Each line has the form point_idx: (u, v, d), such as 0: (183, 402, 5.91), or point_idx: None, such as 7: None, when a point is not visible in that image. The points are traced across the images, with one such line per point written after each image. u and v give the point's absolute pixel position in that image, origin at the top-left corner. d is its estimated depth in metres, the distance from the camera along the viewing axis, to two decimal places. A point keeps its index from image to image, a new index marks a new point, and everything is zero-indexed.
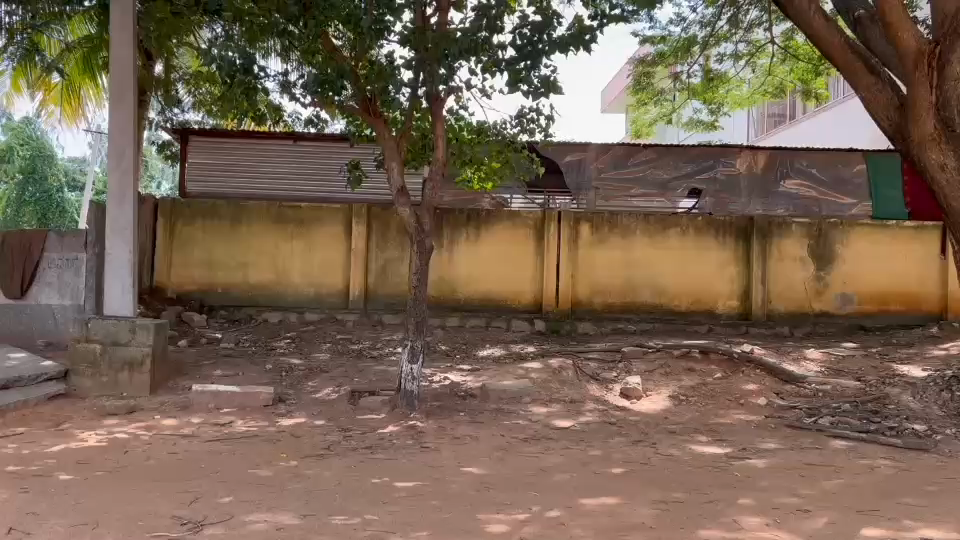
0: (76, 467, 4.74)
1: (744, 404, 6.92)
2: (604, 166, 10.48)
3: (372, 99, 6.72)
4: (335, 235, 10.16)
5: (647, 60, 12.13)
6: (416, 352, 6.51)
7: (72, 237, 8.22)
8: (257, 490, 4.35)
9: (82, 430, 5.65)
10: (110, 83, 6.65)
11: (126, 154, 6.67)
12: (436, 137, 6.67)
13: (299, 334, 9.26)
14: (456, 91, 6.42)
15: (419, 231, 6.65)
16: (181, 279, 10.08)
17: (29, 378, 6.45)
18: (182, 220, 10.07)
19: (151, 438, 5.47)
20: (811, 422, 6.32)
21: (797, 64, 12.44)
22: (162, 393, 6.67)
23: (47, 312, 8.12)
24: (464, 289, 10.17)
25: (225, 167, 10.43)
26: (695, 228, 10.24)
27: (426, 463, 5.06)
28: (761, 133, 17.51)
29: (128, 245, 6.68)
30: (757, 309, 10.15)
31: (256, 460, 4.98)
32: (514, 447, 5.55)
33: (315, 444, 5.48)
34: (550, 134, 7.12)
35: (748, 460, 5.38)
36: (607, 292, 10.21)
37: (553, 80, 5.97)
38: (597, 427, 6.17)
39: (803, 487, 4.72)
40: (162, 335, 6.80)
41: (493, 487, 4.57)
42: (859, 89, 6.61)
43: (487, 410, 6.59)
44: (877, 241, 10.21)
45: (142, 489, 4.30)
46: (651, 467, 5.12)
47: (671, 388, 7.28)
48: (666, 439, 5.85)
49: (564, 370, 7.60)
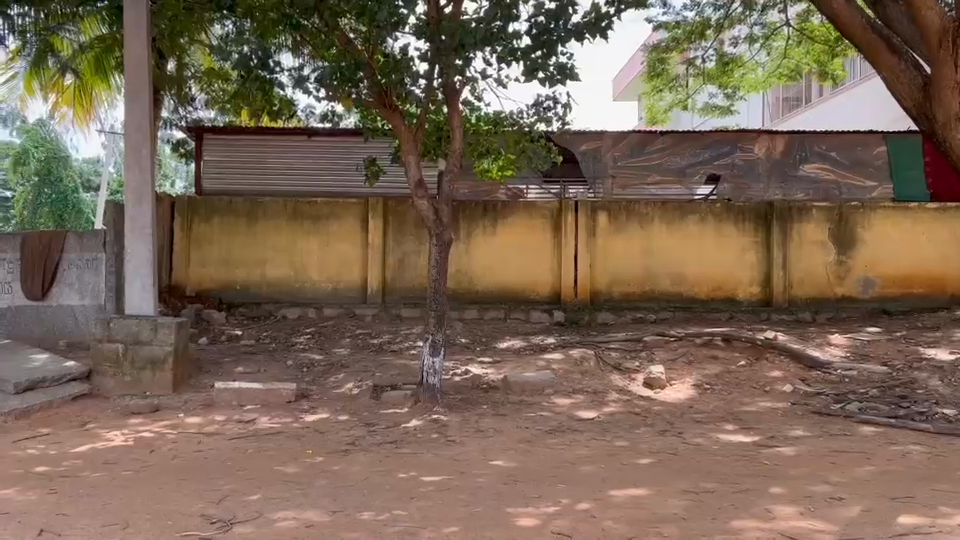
0: (103, 467, 4.73)
1: (769, 391, 6.86)
2: (620, 154, 10.39)
3: (387, 90, 6.60)
4: (352, 230, 10.14)
5: (661, 46, 12.03)
6: (437, 346, 6.51)
7: (91, 237, 8.19)
8: (284, 487, 4.33)
9: (107, 430, 5.66)
10: (126, 83, 6.65)
11: (142, 153, 6.67)
12: (452, 128, 6.60)
13: (319, 329, 9.26)
14: (473, 81, 6.38)
15: (437, 223, 6.62)
16: (199, 277, 10.10)
17: (52, 379, 6.43)
18: (199, 218, 10.08)
19: (176, 437, 5.47)
20: (838, 409, 6.25)
21: (813, 45, 12.32)
22: (185, 391, 6.68)
23: (67, 312, 8.16)
24: (482, 281, 10.14)
25: (240, 164, 10.43)
26: (713, 215, 10.14)
27: (452, 457, 5.03)
28: (777, 117, 17.35)
29: (149, 245, 6.67)
30: (778, 295, 10.06)
31: (283, 457, 4.96)
32: (540, 439, 5.51)
33: (340, 440, 5.46)
34: (568, 123, 7.04)
35: (777, 448, 5.33)
36: (626, 281, 10.15)
37: (570, 66, 5.95)
38: (623, 417, 6.13)
39: (835, 475, 4.66)
40: (183, 332, 6.78)
41: (521, 480, 4.53)
42: (881, 70, 6.50)
43: (510, 402, 6.54)
44: (899, 223, 10.09)
45: (170, 488, 4.29)
46: (680, 457, 5.07)
47: (694, 377, 7.22)
48: (692, 429, 5.80)
49: (586, 360, 7.56)
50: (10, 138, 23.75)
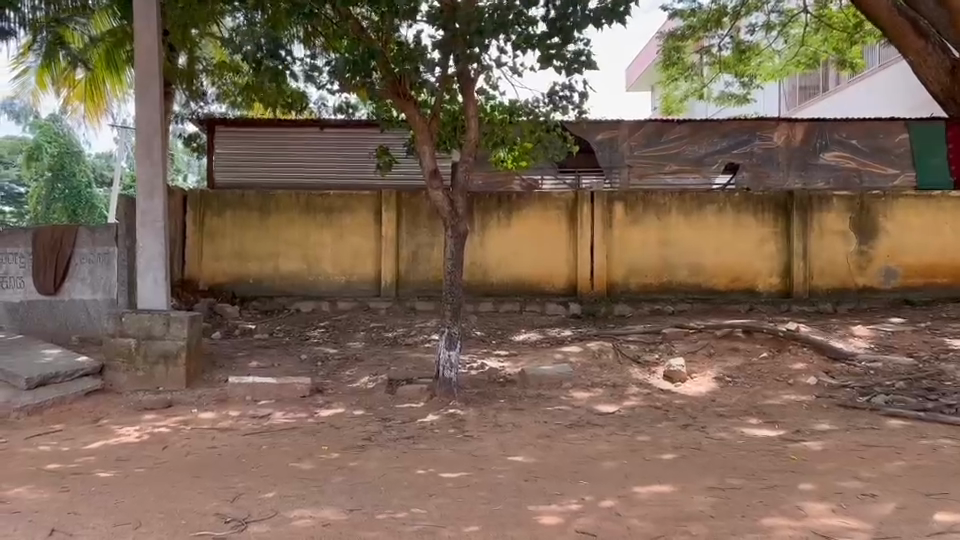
0: (115, 464, 4.65)
1: (793, 384, 6.70)
2: (637, 144, 9.93)
3: (400, 79, 6.43)
4: (365, 222, 10.06)
5: (676, 34, 11.82)
6: (453, 339, 6.40)
7: (104, 230, 8.12)
8: (300, 485, 4.23)
9: (120, 426, 5.58)
10: (135, 75, 6.55)
11: (153, 145, 6.59)
12: (467, 117, 6.47)
13: (333, 323, 9.18)
14: (488, 69, 6.27)
15: (452, 215, 6.49)
16: (213, 271, 10.04)
17: (65, 375, 6.35)
18: (212, 211, 10.02)
19: (190, 433, 5.38)
20: (863, 402, 6.10)
21: (831, 33, 12.12)
22: (199, 386, 6.60)
23: (80, 307, 8.10)
24: (496, 272, 10.03)
25: (249, 156, 10.20)
26: (732, 204, 10.02)
27: (470, 453, 4.92)
28: (794, 106, 17.11)
29: (160, 240, 6.60)
30: (798, 286, 9.92)
31: (298, 454, 4.87)
32: (559, 434, 5.39)
33: (355, 435, 5.35)
34: (584, 112, 6.89)
35: (803, 442, 5.19)
36: (643, 273, 10.03)
37: (587, 54, 5.83)
38: (643, 411, 6.00)
39: (865, 470, 4.53)
40: (197, 326, 6.69)
41: (541, 476, 4.41)
42: (906, 53, 6.39)
43: (528, 396, 6.43)
44: (921, 213, 9.95)
45: (184, 487, 4.20)
46: (705, 452, 4.94)
47: (715, 370, 7.08)
48: (715, 423, 5.66)
49: (604, 353, 7.44)
50: (24, 134, 23.83)
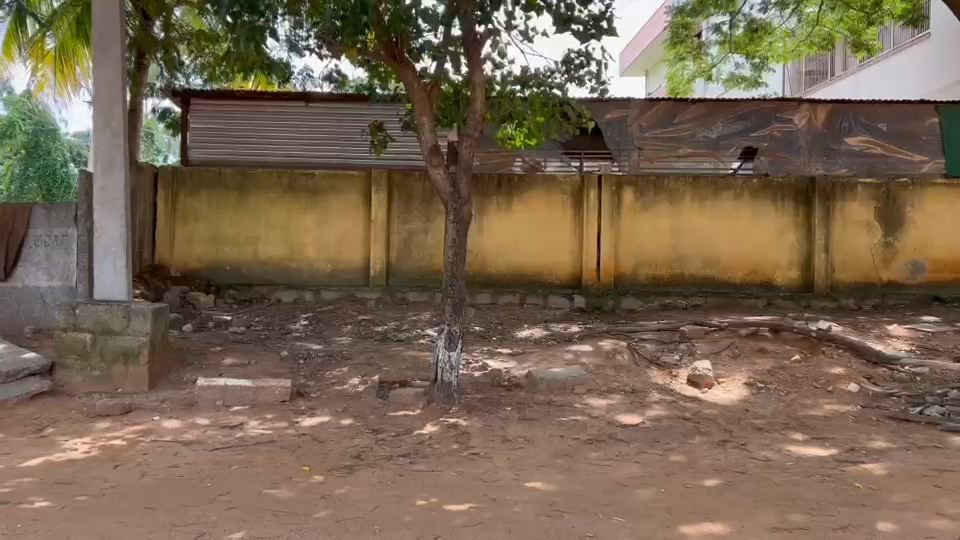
0: (54, 489, 3.87)
1: (833, 391, 5.98)
2: (649, 124, 9.28)
3: (397, 40, 5.57)
4: (352, 204, 9.27)
5: (685, 11, 10.98)
6: (454, 337, 5.64)
7: (61, 210, 7.36)
8: (276, 521, 3.47)
9: (68, 438, 4.78)
10: (93, 35, 5.72)
11: (113, 112, 5.75)
12: (473, 89, 5.64)
13: (318, 316, 8.39)
14: (496, 32, 5.48)
15: (454, 197, 5.70)
16: (186, 256, 9.23)
17: (5, 375, 5.55)
18: (185, 191, 9.19)
19: (148, 447, 4.60)
20: (917, 414, 5.39)
21: (848, 12, 11.38)
22: (164, 388, 5.82)
23: (33, 294, 7.28)
24: (494, 261, 9.29)
25: (229, 132, 9.45)
26: (750, 191, 9.28)
27: (478, 477, 4.16)
28: (799, 91, 16.44)
29: (121, 221, 5.79)
30: (819, 280, 9.22)
31: (274, 477, 4.09)
32: (580, 452, 4.64)
33: (342, 452, 4.58)
34: (602, 84, 6.10)
35: (863, 464, 4.48)
36: (653, 263, 9.31)
37: (608, 17, 5.07)
38: (671, 423, 5.26)
39: (950, 504, 3.80)
40: (162, 320, 5.90)
41: (566, 511, 3.67)
42: None
43: (538, 403, 5.67)
44: (953, 203, 9.25)
45: (131, 523, 3.42)
46: (753, 478, 4.21)
47: (745, 374, 6.36)
48: (757, 439, 4.93)
49: (619, 353, 6.70)
50: None
